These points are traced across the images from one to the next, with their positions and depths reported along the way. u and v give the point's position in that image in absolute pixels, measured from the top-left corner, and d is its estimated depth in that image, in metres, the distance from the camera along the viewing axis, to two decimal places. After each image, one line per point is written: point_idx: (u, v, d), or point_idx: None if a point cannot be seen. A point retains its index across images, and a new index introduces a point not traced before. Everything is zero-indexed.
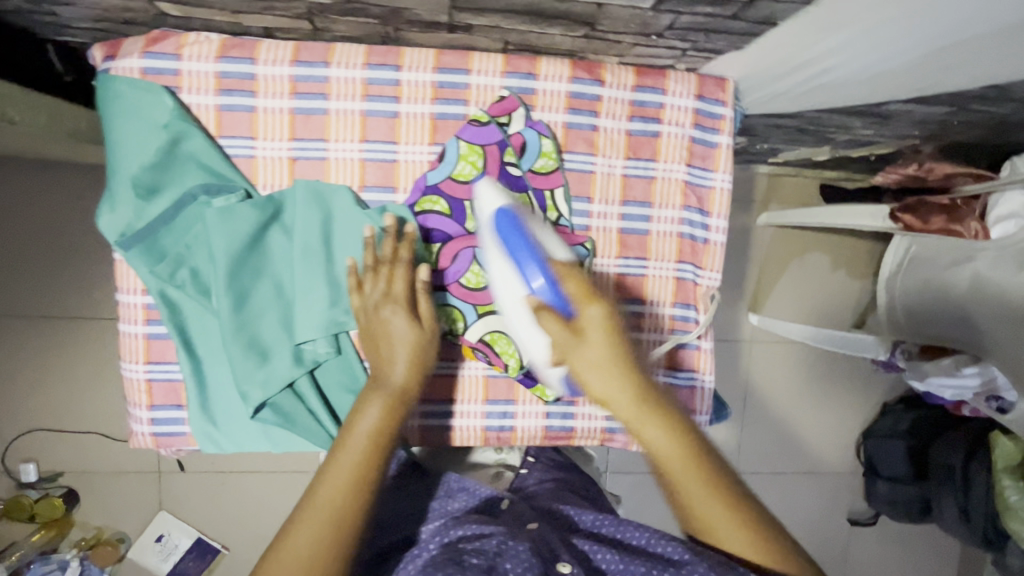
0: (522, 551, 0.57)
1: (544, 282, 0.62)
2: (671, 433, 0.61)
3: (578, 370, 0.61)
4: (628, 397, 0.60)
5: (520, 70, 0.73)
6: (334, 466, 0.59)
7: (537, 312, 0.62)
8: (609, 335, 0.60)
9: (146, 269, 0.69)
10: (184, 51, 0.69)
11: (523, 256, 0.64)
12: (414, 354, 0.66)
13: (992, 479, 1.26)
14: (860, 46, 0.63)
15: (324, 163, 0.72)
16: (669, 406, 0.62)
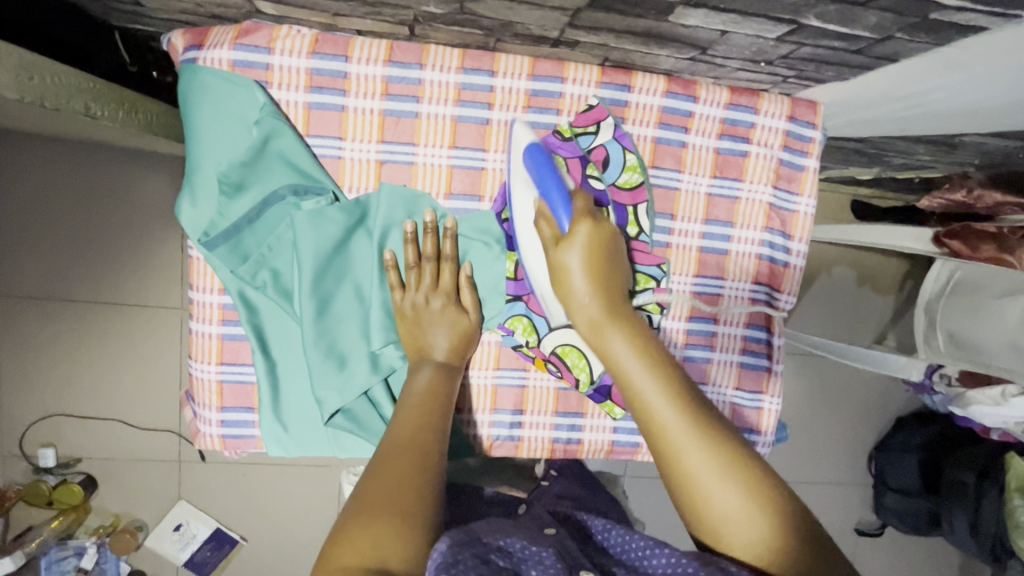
0: (548, 558, 0.48)
1: (551, 193, 0.64)
2: (653, 362, 0.58)
3: (558, 274, 0.63)
4: (596, 306, 0.61)
5: (616, 82, 0.71)
6: (402, 413, 0.63)
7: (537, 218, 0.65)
8: (593, 252, 0.63)
9: (228, 269, 0.67)
10: (276, 45, 0.66)
11: (537, 170, 0.65)
12: (455, 333, 0.71)
13: (1003, 497, 1.28)
14: (968, 87, 0.63)
15: (411, 167, 0.71)
16: (642, 329, 0.61)
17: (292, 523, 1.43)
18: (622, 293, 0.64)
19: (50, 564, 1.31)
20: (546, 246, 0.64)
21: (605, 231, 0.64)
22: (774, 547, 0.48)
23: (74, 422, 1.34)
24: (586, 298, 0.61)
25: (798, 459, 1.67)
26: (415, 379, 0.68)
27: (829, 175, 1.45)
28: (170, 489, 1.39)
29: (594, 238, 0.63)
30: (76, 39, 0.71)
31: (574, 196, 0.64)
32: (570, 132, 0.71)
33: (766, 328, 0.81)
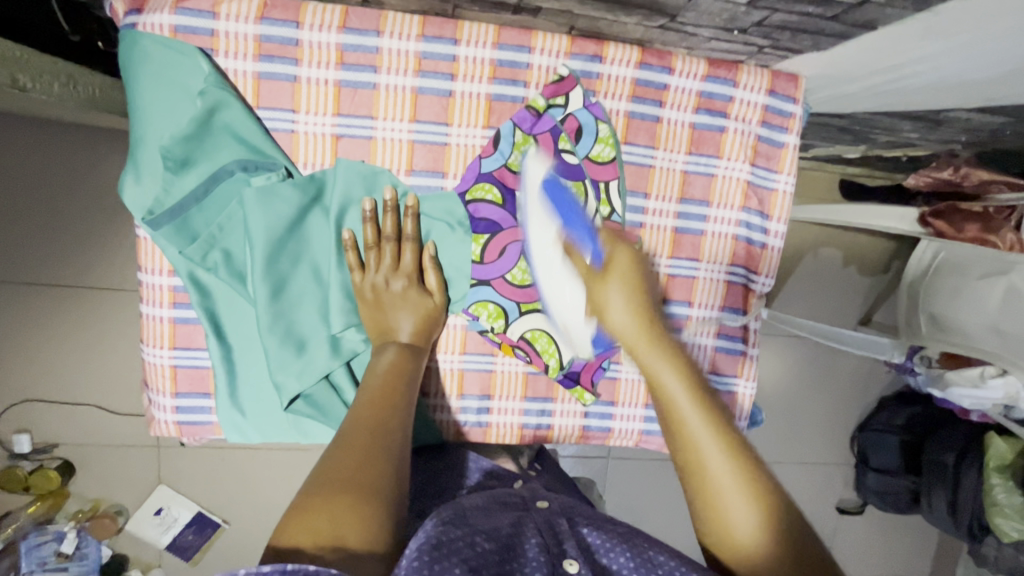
0: (532, 549, 0.49)
1: (576, 228, 0.64)
2: (704, 406, 0.55)
3: (598, 306, 0.60)
4: (644, 337, 0.58)
5: (586, 52, 0.67)
6: (364, 393, 0.61)
7: (564, 254, 0.64)
8: (631, 285, 0.60)
9: (177, 250, 0.64)
10: (221, 9, 0.62)
11: (556, 199, 0.65)
12: (420, 317, 0.68)
13: (981, 477, 1.29)
14: (953, 57, 0.59)
15: (370, 142, 0.67)
16: (691, 363, 0.57)
17: (273, 506, 1.42)
18: (665, 321, 0.61)
19: (29, 549, 1.28)
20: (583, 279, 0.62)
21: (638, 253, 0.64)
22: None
23: (47, 408, 1.31)
24: (630, 328, 0.58)
25: (782, 440, 1.67)
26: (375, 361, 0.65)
27: (815, 154, 1.41)
28: (149, 474, 1.37)
29: (633, 264, 0.62)
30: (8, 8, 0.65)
31: (599, 232, 0.65)
32: (543, 106, 0.68)
33: (741, 311, 0.78)
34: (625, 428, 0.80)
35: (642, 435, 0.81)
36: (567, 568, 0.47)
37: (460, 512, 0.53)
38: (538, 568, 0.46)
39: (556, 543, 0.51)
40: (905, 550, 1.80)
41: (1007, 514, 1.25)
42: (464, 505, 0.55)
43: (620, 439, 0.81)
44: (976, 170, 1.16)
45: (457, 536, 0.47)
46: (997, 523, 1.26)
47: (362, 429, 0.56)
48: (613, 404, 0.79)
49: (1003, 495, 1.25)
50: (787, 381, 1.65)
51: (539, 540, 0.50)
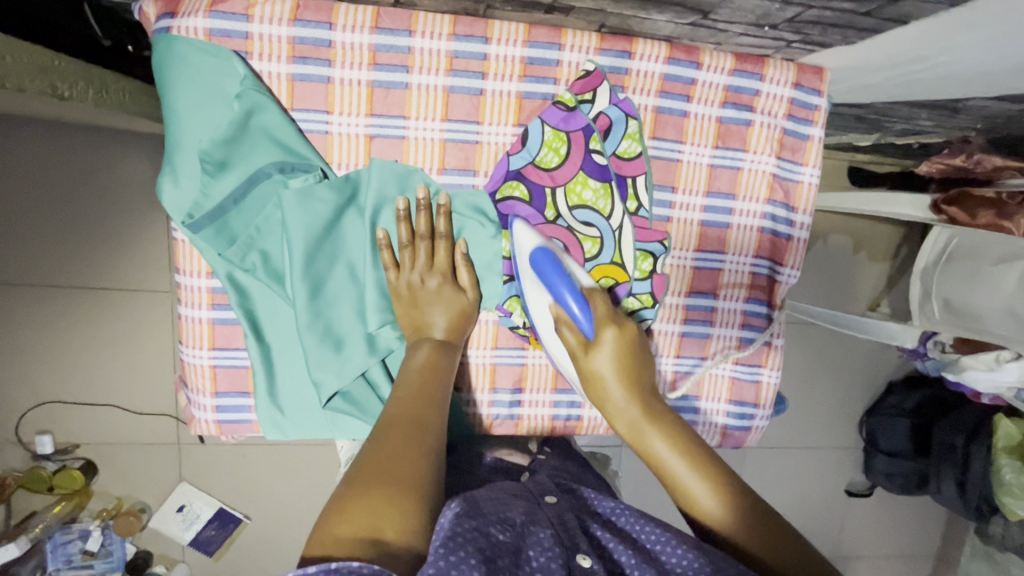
0: (546, 539, 0.50)
1: (565, 297, 0.63)
2: (692, 456, 0.59)
3: (592, 382, 0.65)
4: (632, 408, 0.63)
5: (615, 48, 0.68)
6: (398, 390, 0.63)
7: (557, 324, 0.66)
8: (623, 356, 0.64)
9: (216, 252, 0.64)
10: (255, 11, 0.62)
11: (542, 269, 0.64)
12: (455, 313, 0.69)
13: (989, 458, 1.32)
14: (982, 49, 0.60)
15: (403, 142, 0.68)
16: (676, 424, 0.62)
17: (294, 500, 1.44)
18: (654, 388, 0.65)
19: (55, 547, 1.33)
20: (574, 353, 0.65)
21: (630, 333, 0.65)
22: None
23: (69, 408, 1.32)
24: (616, 394, 0.63)
25: (792, 425, 1.70)
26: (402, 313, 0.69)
27: (827, 142, 1.42)
28: (172, 471, 1.39)
29: (621, 341, 0.64)
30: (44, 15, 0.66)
31: (593, 298, 0.65)
32: (573, 101, 0.68)
33: (766, 303, 0.80)
34: None
35: None
36: (580, 563, 0.49)
37: (473, 504, 0.53)
38: (552, 559, 0.47)
39: (568, 535, 0.52)
40: (912, 530, 1.83)
41: (1017, 494, 1.28)
42: (478, 498, 0.55)
43: None
44: (988, 156, 1.18)
45: (471, 526, 0.48)
46: (1006, 502, 1.30)
47: (391, 424, 0.57)
48: None
49: (1012, 474, 1.28)
50: (797, 368, 1.67)
51: (552, 532, 0.51)
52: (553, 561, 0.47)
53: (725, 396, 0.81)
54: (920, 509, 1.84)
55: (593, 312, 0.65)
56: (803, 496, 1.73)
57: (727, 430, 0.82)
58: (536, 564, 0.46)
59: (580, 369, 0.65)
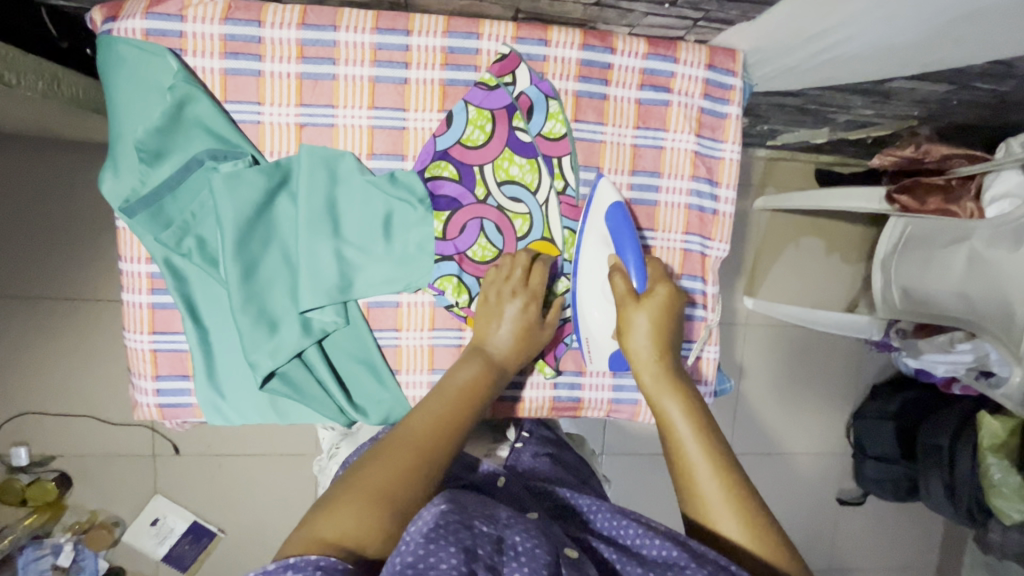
0: (531, 527, 0.50)
1: (628, 252, 0.71)
2: (697, 417, 0.64)
3: (624, 328, 0.70)
4: (658, 368, 0.68)
5: (532, 36, 0.72)
6: (433, 404, 0.62)
7: (611, 272, 0.72)
8: (663, 317, 0.70)
9: (152, 236, 0.68)
10: (188, 12, 0.67)
11: (616, 227, 0.72)
12: (520, 333, 0.71)
13: (976, 460, 1.29)
14: (871, 16, 0.64)
15: (332, 130, 0.71)
16: (692, 393, 0.67)
17: (271, 513, 1.44)
18: (678, 360, 0.71)
19: (27, 564, 1.30)
20: (620, 298, 0.71)
21: (676, 299, 0.72)
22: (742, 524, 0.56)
23: (44, 420, 1.35)
24: (645, 354, 0.69)
25: (773, 428, 1.69)
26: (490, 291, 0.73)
27: (785, 142, 1.46)
28: (146, 483, 1.40)
29: (666, 304, 0.71)
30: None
31: (650, 267, 0.73)
32: (494, 81, 0.72)
33: (700, 278, 0.81)
34: (595, 398, 0.83)
35: (612, 404, 0.83)
36: (568, 554, 0.49)
37: (456, 500, 0.51)
38: (539, 549, 0.47)
39: (553, 532, 0.53)
40: (909, 537, 1.79)
41: (1006, 494, 1.24)
42: (453, 491, 0.53)
43: (591, 409, 0.83)
44: (936, 146, 1.18)
45: (456, 518, 0.48)
46: (998, 505, 1.25)
47: (407, 450, 0.55)
48: (581, 373, 0.82)
49: (1000, 475, 1.24)
50: (774, 368, 1.67)
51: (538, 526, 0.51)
52: (539, 549, 0.47)
53: None
54: (914, 517, 1.79)
55: (648, 275, 0.72)
56: (790, 502, 1.70)
57: None
58: (520, 549, 0.47)
59: (621, 314, 0.70)
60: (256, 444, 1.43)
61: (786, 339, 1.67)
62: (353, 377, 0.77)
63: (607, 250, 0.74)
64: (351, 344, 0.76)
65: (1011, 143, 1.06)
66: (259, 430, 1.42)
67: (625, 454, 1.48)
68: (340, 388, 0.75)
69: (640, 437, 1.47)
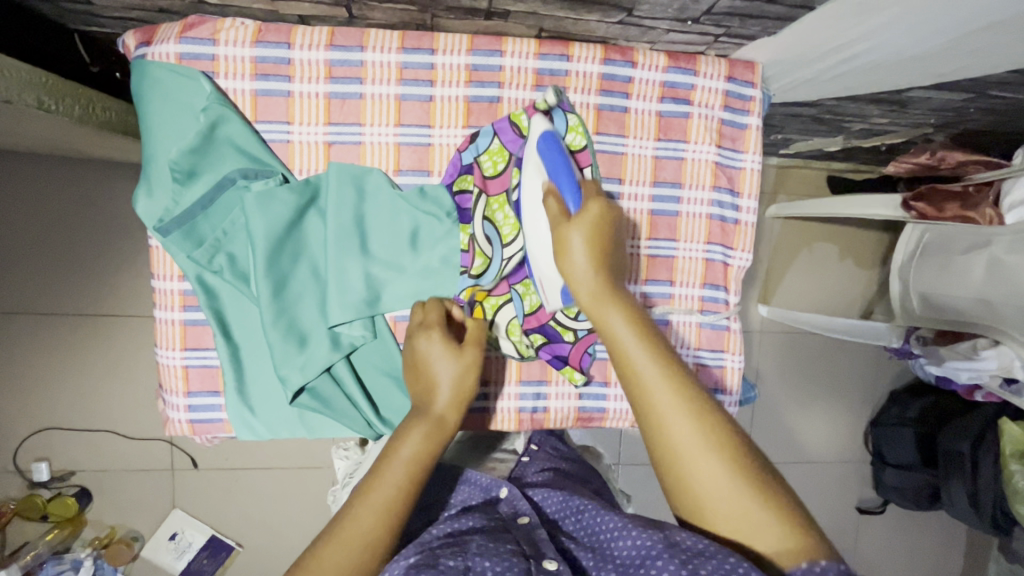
0: (499, 553, 0.53)
1: (561, 177, 0.62)
2: (648, 339, 0.56)
3: (559, 251, 0.59)
4: (598, 285, 0.57)
5: (554, 53, 0.73)
6: (370, 493, 0.55)
7: (544, 197, 0.61)
8: (599, 236, 0.59)
9: (184, 255, 0.69)
10: (221, 36, 0.68)
11: (550, 156, 0.63)
12: (460, 383, 0.63)
13: (998, 464, 1.26)
14: (892, 30, 0.65)
15: (359, 147, 0.73)
16: (637, 305, 0.58)
17: (289, 526, 1.44)
18: (619, 274, 0.61)
19: None
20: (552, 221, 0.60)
21: (614, 210, 0.60)
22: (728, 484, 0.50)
23: (65, 434, 1.36)
24: (584, 277, 0.57)
25: (790, 437, 1.67)
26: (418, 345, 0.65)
27: (797, 151, 1.46)
28: (165, 498, 1.41)
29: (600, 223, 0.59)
30: (31, 38, 0.74)
31: (585, 185, 0.62)
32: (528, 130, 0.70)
33: (723, 287, 0.82)
34: (619, 409, 0.83)
35: None
36: (545, 568, 0.53)
37: (428, 547, 0.54)
38: (509, 568, 0.51)
39: (533, 549, 0.56)
40: (932, 547, 1.76)
41: None
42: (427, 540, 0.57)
43: (615, 420, 0.84)
44: (952, 152, 1.18)
45: (424, 560, 0.50)
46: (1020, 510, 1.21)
47: (343, 557, 0.51)
48: (606, 385, 0.82)
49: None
50: (789, 376, 1.66)
51: (515, 548, 0.55)
52: (509, 570, 0.50)
53: None
54: (936, 527, 1.77)
55: (582, 191, 0.61)
56: (809, 512, 1.68)
57: None
58: (488, 573, 0.49)
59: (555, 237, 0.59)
60: (274, 457, 1.43)
61: (801, 346, 1.66)
62: (380, 390, 0.77)
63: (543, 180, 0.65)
64: (378, 358, 0.77)
65: None
66: (277, 444, 1.43)
67: (642, 465, 1.48)
68: (368, 403, 0.75)
69: None
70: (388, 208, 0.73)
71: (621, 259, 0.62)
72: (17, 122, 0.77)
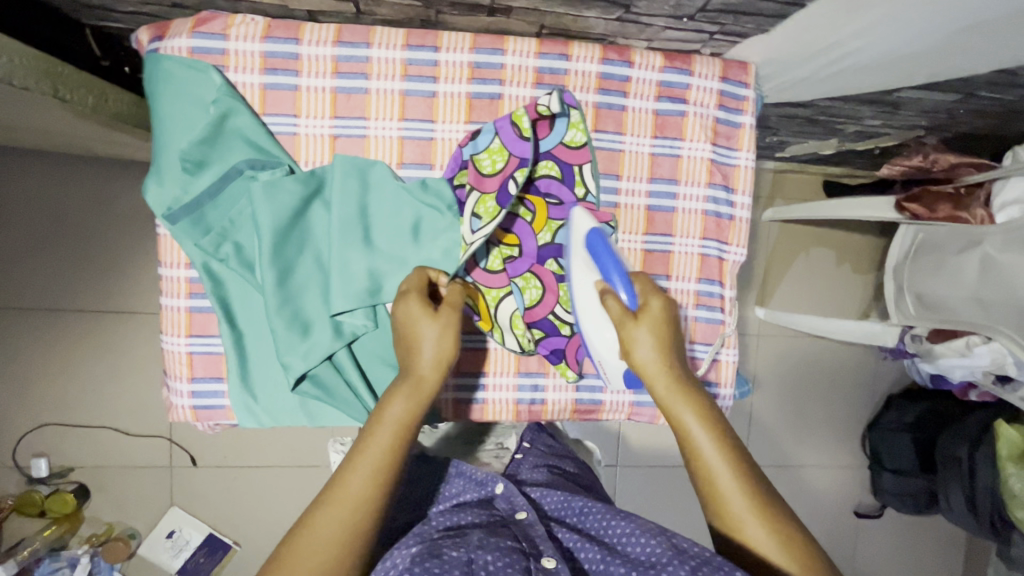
0: (501, 547, 0.55)
1: (614, 274, 0.67)
2: (714, 426, 0.62)
3: (627, 348, 0.65)
4: (668, 379, 0.64)
5: (554, 51, 0.75)
6: (358, 455, 0.57)
7: (603, 296, 0.67)
8: (664, 333, 0.64)
9: (192, 242, 0.71)
10: (231, 31, 0.71)
11: (598, 251, 0.69)
12: (442, 350, 0.63)
13: (996, 472, 1.26)
14: (880, 28, 0.67)
15: (364, 141, 0.75)
16: (707, 400, 0.64)
17: (286, 524, 1.45)
18: (689, 368, 0.66)
19: None
20: (615, 321, 0.65)
21: (670, 305, 0.66)
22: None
23: (64, 430, 1.37)
24: (655, 370, 0.64)
25: (787, 440, 1.68)
26: (400, 310, 0.65)
27: (793, 155, 1.49)
28: (163, 494, 1.41)
29: (665, 316, 0.65)
30: None
31: (637, 280, 0.68)
32: (528, 129, 0.71)
33: (718, 282, 0.83)
34: (616, 401, 0.84)
35: (633, 407, 0.85)
36: (544, 564, 0.55)
37: (430, 540, 0.56)
38: (511, 564, 0.53)
39: (531, 546, 0.58)
40: (929, 552, 1.76)
41: None
42: (428, 534, 0.59)
43: (612, 412, 0.85)
44: (944, 155, 1.21)
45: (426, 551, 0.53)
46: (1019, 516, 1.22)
47: (331, 530, 0.53)
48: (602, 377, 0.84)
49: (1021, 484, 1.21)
50: (786, 379, 1.68)
51: (514, 543, 0.57)
52: (510, 566, 0.52)
53: (687, 375, 0.83)
54: (933, 532, 1.77)
55: (637, 288, 0.67)
56: (805, 515, 1.68)
57: None
58: (491, 568, 0.51)
59: (620, 336, 0.65)
60: (272, 454, 1.44)
61: (798, 349, 1.68)
62: (381, 379, 0.78)
63: (594, 276, 0.70)
64: (378, 347, 0.78)
65: (1019, 151, 1.08)
66: (276, 442, 1.43)
67: (638, 465, 1.48)
68: (368, 391, 0.76)
69: (653, 447, 1.48)
70: (392, 201, 0.75)
71: (684, 354, 0.68)
72: (29, 115, 0.79)
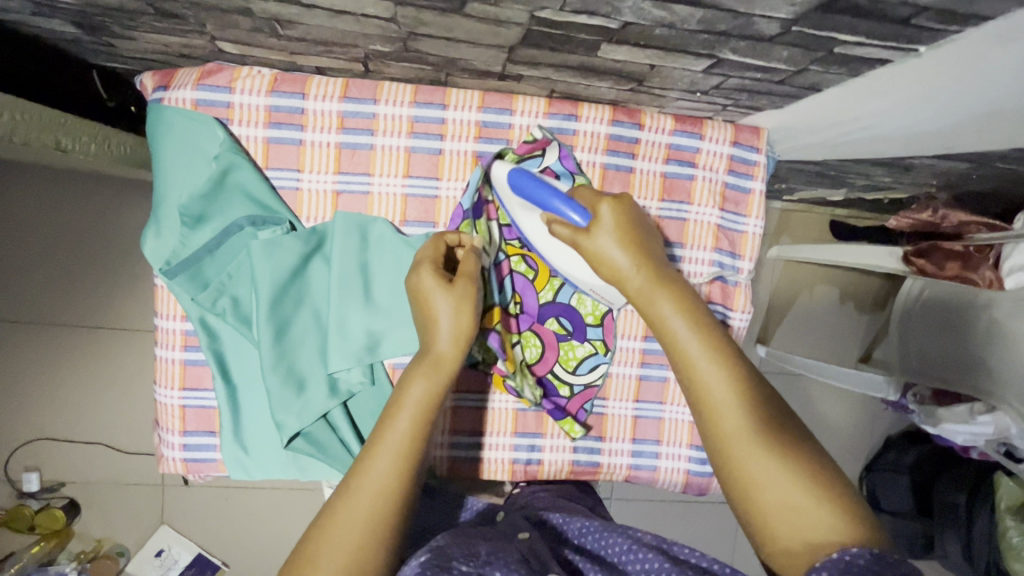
0: (510, 562, 0.51)
1: (553, 202, 0.64)
2: (695, 321, 0.56)
3: (593, 256, 0.60)
4: (642, 273, 0.58)
5: (563, 112, 0.74)
6: (373, 451, 0.54)
7: (549, 225, 0.64)
8: (629, 226, 0.60)
9: (189, 296, 0.70)
10: (237, 85, 0.70)
11: (527, 187, 0.67)
12: (459, 303, 0.60)
13: (993, 518, 1.25)
14: (896, 114, 0.66)
15: (367, 197, 0.74)
16: (686, 291, 0.58)
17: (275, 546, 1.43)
18: (664, 261, 0.61)
19: None
20: (571, 240, 0.61)
21: (624, 205, 0.62)
22: (792, 489, 0.47)
23: (57, 445, 1.36)
24: (626, 266, 0.59)
25: None
26: (413, 282, 0.62)
27: (802, 198, 1.47)
28: (153, 512, 1.40)
29: (620, 216, 0.61)
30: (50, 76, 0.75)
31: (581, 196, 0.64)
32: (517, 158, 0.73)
33: None
34: (613, 463, 0.83)
35: (629, 470, 0.84)
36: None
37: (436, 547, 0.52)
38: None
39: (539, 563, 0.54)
40: None
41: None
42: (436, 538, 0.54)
43: (609, 473, 0.84)
44: (954, 211, 1.19)
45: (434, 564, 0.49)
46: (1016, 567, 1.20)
47: (347, 537, 0.49)
48: (600, 439, 0.83)
49: (1019, 537, 1.20)
50: None
51: (521, 557, 0.53)
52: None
53: (685, 440, 0.83)
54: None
55: (583, 203, 0.63)
56: None
57: (688, 477, 0.83)
58: None
59: (583, 250, 0.61)
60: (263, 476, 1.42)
61: (799, 388, 1.66)
62: None
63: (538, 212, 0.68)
64: (375, 404, 0.77)
65: None
66: None
67: (635, 501, 1.47)
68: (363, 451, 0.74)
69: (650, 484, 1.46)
70: (392, 260, 0.73)
71: (659, 249, 0.62)
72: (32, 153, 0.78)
